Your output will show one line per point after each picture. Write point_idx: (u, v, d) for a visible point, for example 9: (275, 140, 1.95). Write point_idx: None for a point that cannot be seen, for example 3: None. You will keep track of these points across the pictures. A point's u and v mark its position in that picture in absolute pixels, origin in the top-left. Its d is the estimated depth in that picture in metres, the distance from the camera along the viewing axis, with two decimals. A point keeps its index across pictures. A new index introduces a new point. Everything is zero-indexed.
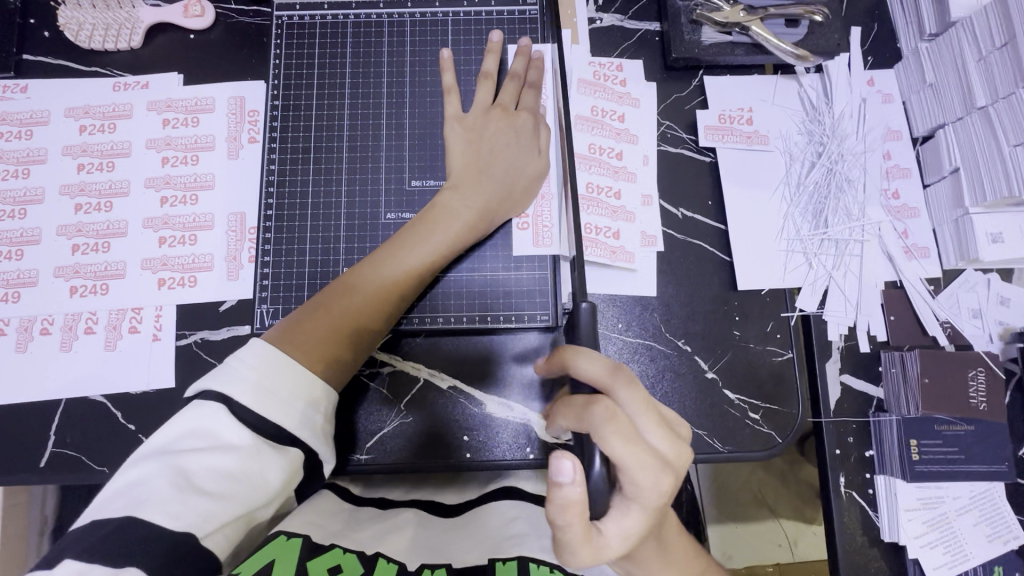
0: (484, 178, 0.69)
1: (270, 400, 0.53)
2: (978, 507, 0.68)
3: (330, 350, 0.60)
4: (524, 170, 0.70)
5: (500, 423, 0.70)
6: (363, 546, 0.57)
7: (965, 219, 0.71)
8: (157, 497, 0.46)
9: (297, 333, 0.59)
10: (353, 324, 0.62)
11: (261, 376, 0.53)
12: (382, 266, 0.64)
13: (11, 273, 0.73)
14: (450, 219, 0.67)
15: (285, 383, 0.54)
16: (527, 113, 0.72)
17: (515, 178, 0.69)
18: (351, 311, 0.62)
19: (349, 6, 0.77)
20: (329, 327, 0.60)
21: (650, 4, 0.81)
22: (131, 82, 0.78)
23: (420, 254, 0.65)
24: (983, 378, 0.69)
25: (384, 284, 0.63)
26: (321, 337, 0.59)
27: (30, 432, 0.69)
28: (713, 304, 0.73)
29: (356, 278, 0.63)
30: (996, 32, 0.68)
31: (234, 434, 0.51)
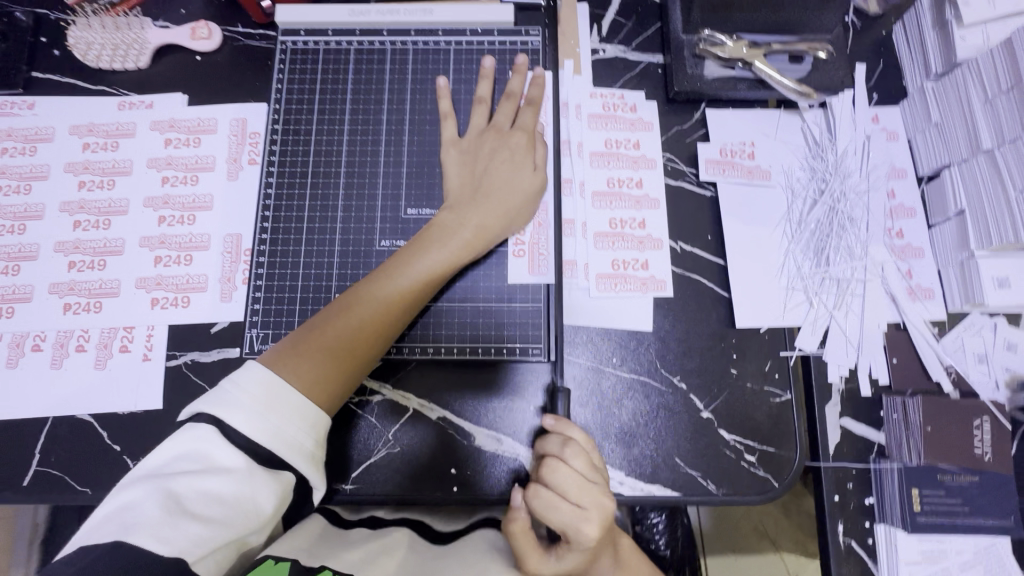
0: (482, 196, 0.68)
1: (261, 426, 0.51)
2: (983, 562, 0.65)
3: (331, 372, 0.59)
4: (520, 188, 0.69)
5: (489, 457, 0.69)
6: (350, 568, 0.55)
7: (970, 262, 0.69)
8: (147, 522, 0.44)
9: (298, 354, 0.58)
10: (349, 347, 0.61)
11: (253, 402, 0.52)
12: (386, 285, 0.63)
13: (6, 288, 0.73)
14: (449, 238, 0.66)
15: (281, 409, 0.53)
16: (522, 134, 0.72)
17: (509, 195, 0.69)
18: (352, 331, 0.61)
19: (353, 32, 0.77)
20: (331, 348, 0.60)
21: (653, 37, 0.81)
22: (137, 100, 0.79)
23: (414, 271, 0.64)
24: (988, 427, 0.66)
25: (387, 305, 0.63)
26: (321, 360, 0.59)
27: (17, 448, 0.69)
28: (711, 340, 0.72)
29: (359, 297, 0.63)
30: (1002, 73, 0.65)
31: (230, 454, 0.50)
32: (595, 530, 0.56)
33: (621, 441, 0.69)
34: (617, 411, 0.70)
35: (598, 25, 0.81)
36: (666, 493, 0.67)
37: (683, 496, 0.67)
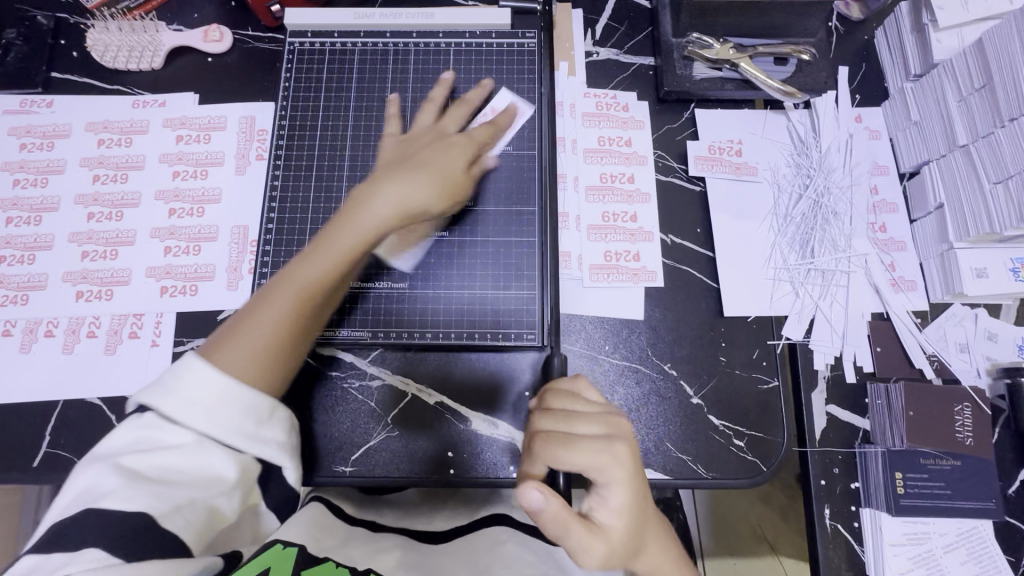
0: (416, 166, 0.64)
1: (190, 410, 0.51)
2: (966, 544, 0.67)
3: (267, 356, 0.57)
4: (457, 159, 0.67)
5: (485, 442, 0.71)
6: (354, 562, 0.57)
7: (950, 253, 0.72)
8: (111, 491, 0.47)
9: (230, 343, 0.56)
10: (283, 325, 0.58)
11: (199, 397, 0.52)
12: (314, 263, 0.60)
13: (22, 277, 0.76)
14: (376, 199, 0.62)
15: (208, 394, 0.52)
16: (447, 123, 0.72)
17: (444, 164, 0.65)
18: (283, 314, 0.58)
19: (358, 35, 0.81)
20: (264, 334, 0.57)
21: (644, 40, 0.85)
22: (150, 99, 0.82)
23: (342, 240, 0.60)
24: (969, 413, 0.68)
25: (318, 284, 0.60)
26: (253, 342, 0.56)
27: (28, 431, 0.71)
28: (700, 329, 0.74)
29: (287, 279, 0.59)
30: (975, 72, 0.69)
31: (183, 431, 0.51)
32: (619, 445, 0.52)
33: None
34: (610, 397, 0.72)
35: (592, 29, 0.85)
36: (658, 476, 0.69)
37: (674, 479, 0.69)
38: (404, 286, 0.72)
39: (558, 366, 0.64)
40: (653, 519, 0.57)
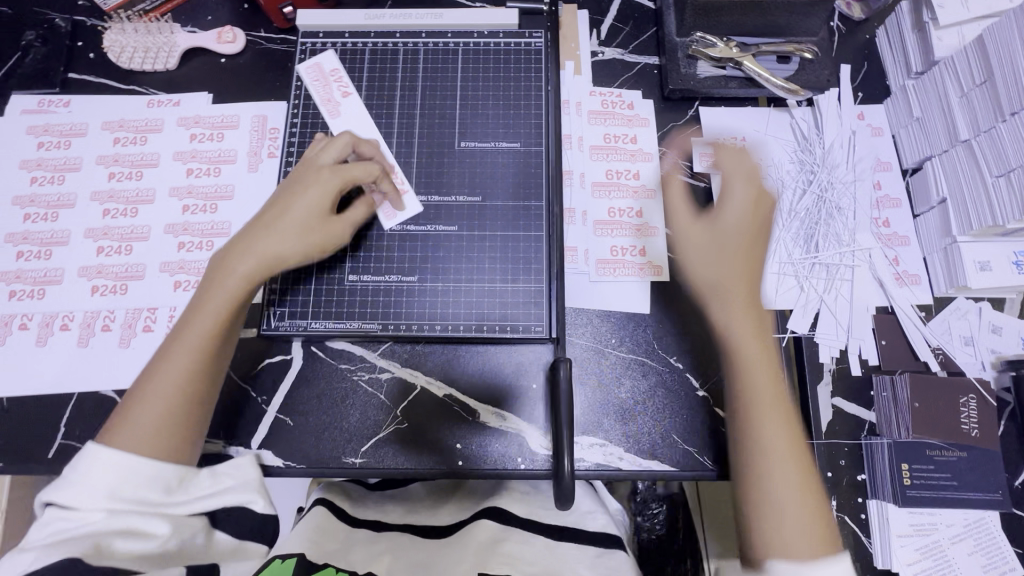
0: (281, 212, 0.67)
1: (91, 494, 0.55)
2: (973, 536, 0.67)
3: (170, 419, 0.60)
4: (316, 191, 0.67)
5: (494, 433, 0.71)
6: (355, 566, 0.59)
7: (953, 247, 0.72)
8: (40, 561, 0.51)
9: (128, 416, 0.59)
10: (175, 398, 0.61)
11: (108, 481, 0.56)
12: (194, 325, 0.63)
13: (38, 271, 0.77)
14: (232, 269, 0.65)
15: (108, 476, 0.56)
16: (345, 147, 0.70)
17: (306, 203, 0.67)
18: (175, 378, 0.61)
19: (368, 35, 0.82)
20: (160, 400, 0.60)
21: (649, 40, 0.86)
22: (165, 98, 0.84)
23: (213, 309, 0.64)
24: (975, 405, 0.69)
25: (198, 353, 0.62)
26: (147, 419, 0.59)
27: (44, 422, 0.72)
28: (706, 323, 0.75)
29: (172, 346, 0.63)
30: (975, 68, 0.70)
31: (89, 509, 0.54)
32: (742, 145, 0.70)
33: (621, 419, 0.71)
34: (617, 390, 0.73)
35: (598, 29, 0.87)
36: (664, 468, 0.70)
37: (680, 471, 0.70)
38: (414, 279, 0.73)
39: (563, 379, 0.65)
40: (782, 411, 0.61)
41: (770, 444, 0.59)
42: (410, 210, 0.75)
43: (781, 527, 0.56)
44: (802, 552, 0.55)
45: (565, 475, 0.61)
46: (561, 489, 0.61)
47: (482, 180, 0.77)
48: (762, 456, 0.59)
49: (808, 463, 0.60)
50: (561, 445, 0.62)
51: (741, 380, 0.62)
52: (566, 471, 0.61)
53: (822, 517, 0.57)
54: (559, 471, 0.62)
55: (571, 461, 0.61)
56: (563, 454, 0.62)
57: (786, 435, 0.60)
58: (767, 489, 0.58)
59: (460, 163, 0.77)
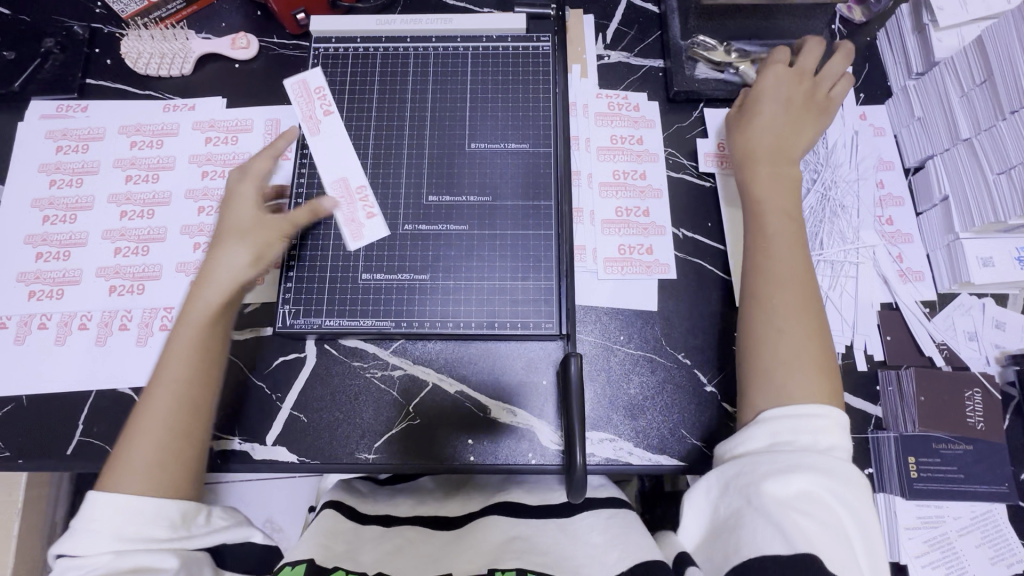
0: (218, 237, 0.69)
1: (96, 539, 0.55)
2: (980, 528, 0.68)
3: (166, 451, 0.60)
4: (245, 209, 0.71)
5: (505, 429, 0.72)
6: (364, 567, 0.60)
7: (956, 244, 0.74)
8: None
9: (122, 468, 0.58)
10: (169, 434, 0.61)
11: (113, 525, 0.55)
12: (164, 365, 0.64)
13: (57, 272, 0.79)
14: (198, 299, 0.66)
15: (110, 523, 0.55)
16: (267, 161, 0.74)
17: (234, 221, 0.70)
18: (156, 416, 0.61)
19: (379, 40, 0.84)
20: (151, 437, 0.60)
21: (654, 43, 0.88)
22: (181, 103, 0.86)
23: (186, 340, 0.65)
24: (979, 398, 0.70)
25: (179, 387, 0.63)
26: (149, 461, 0.59)
27: (63, 419, 0.74)
28: (713, 320, 0.76)
29: (148, 391, 0.63)
30: (976, 68, 0.71)
31: (96, 553, 0.54)
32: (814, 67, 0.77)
33: (629, 414, 0.72)
34: (625, 385, 0.74)
35: (603, 33, 0.89)
36: (673, 463, 0.71)
37: (689, 465, 0.71)
38: (426, 278, 0.75)
39: (573, 371, 0.65)
40: (805, 300, 0.63)
41: (775, 262, 0.65)
42: (371, 236, 0.75)
43: (779, 356, 0.60)
44: (806, 396, 0.57)
45: (578, 467, 0.62)
46: (574, 480, 0.62)
47: (492, 181, 0.78)
48: (769, 276, 0.65)
49: (825, 346, 0.61)
50: (573, 438, 0.63)
51: (768, 248, 0.66)
52: (579, 463, 0.62)
53: (828, 374, 0.59)
54: (572, 463, 0.62)
55: (583, 452, 0.62)
56: (576, 446, 0.63)
57: (799, 312, 0.62)
58: (776, 355, 0.60)
59: (470, 164, 0.79)
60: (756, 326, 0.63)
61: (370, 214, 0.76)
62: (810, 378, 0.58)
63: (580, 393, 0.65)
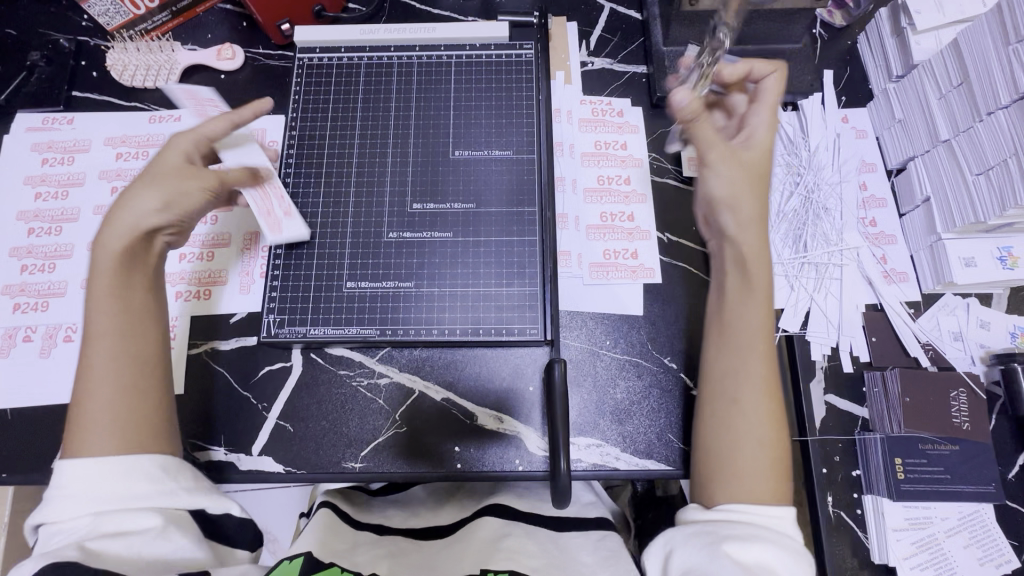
0: (138, 194, 0.64)
1: (75, 501, 0.54)
2: (968, 528, 0.68)
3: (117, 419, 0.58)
4: (174, 163, 0.66)
5: (493, 436, 0.72)
6: (359, 567, 0.59)
7: (939, 244, 0.74)
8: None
9: (83, 438, 0.56)
10: (128, 392, 0.59)
11: (92, 486, 0.54)
12: (100, 340, 0.61)
13: (42, 284, 0.79)
14: (123, 252, 0.63)
15: (90, 482, 0.54)
16: (222, 123, 0.69)
17: (162, 175, 0.65)
18: (98, 388, 0.59)
19: (364, 49, 0.85)
20: (104, 403, 0.58)
21: (637, 50, 0.89)
22: (173, 90, 0.86)
23: (110, 299, 0.62)
24: (965, 398, 0.70)
25: (118, 347, 0.60)
26: (117, 421, 0.57)
27: (47, 432, 0.73)
28: (698, 323, 0.76)
29: (85, 364, 0.60)
30: (952, 71, 0.72)
31: (76, 517, 0.53)
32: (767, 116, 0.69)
33: (616, 419, 0.72)
34: (612, 391, 0.74)
35: (587, 40, 0.89)
36: (661, 468, 0.71)
37: (677, 470, 0.70)
38: (411, 285, 0.75)
39: (557, 376, 0.66)
40: (772, 397, 0.62)
41: (742, 362, 0.63)
42: (288, 233, 0.73)
43: (744, 462, 0.59)
44: (761, 497, 0.58)
45: (560, 474, 0.62)
46: (556, 488, 0.62)
47: (476, 188, 0.78)
48: (733, 377, 0.63)
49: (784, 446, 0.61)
50: (556, 447, 0.63)
51: (742, 340, 0.64)
52: (562, 471, 0.62)
53: (783, 477, 0.60)
54: (556, 471, 0.62)
55: (566, 460, 0.62)
56: (559, 453, 0.63)
57: (769, 416, 0.61)
58: (738, 457, 0.60)
59: (454, 171, 0.79)
60: (721, 425, 0.62)
61: (287, 213, 0.74)
62: (772, 488, 0.58)
63: (564, 397, 0.66)
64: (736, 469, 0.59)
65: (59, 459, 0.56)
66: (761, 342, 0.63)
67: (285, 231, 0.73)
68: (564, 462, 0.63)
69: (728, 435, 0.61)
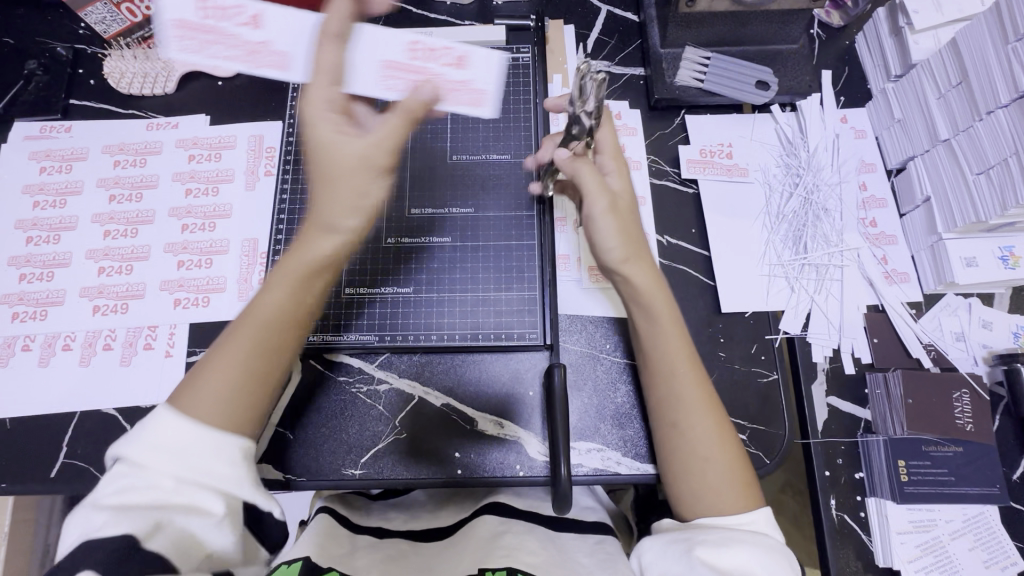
0: (332, 173, 0.52)
1: (158, 457, 0.49)
2: (973, 530, 0.67)
3: (245, 384, 0.54)
4: (354, 150, 0.52)
5: (493, 441, 0.72)
6: (357, 571, 0.59)
7: (939, 245, 0.73)
8: (95, 528, 0.46)
9: (196, 403, 0.52)
10: (267, 368, 0.55)
11: (176, 446, 0.50)
12: (263, 295, 0.55)
13: (41, 293, 0.79)
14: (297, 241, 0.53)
15: (179, 445, 0.50)
16: (330, 43, 0.53)
17: (348, 170, 0.52)
18: (238, 364, 0.54)
19: None
20: (221, 374, 0.53)
21: (635, 52, 0.89)
22: (228, 7, 0.61)
23: (289, 274, 0.56)
24: (968, 399, 0.69)
25: (277, 324, 0.56)
26: (238, 399, 0.53)
27: (46, 442, 0.73)
28: (699, 326, 0.75)
29: (245, 328, 0.55)
30: (951, 70, 0.71)
31: (157, 472, 0.49)
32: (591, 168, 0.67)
33: (617, 423, 0.72)
34: (612, 395, 0.73)
35: (584, 43, 0.89)
36: None
37: None
38: (410, 291, 0.75)
39: (557, 381, 0.67)
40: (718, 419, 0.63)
41: (677, 392, 0.63)
42: (482, 72, 0.62)
43: (707, 483, 0.60)
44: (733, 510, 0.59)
45: (560, 478, 0.61)
46: (559, 493, 0.61)
47: (475, 192, 0.78)
48: (679, 403, 0.63)
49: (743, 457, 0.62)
50: (557, 452, 0.63)
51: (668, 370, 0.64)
52: (562, 476, 0.61)
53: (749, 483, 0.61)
54: (558, 476, 0.62)
55: (566, 464, 0.62)
56: (560, 457, 0.62)
57: (719, 433, 0.62)
58: (701, 477, 0.61)
59: (451, 176, 0.79)
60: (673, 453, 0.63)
61: (458, 62, 0.62)
62: (735, 499, 0.59)
63: (564, 401, 0.66)
64: (697, 490, 0.61)
65: (165, 404, 0.52)
66: (685, 366, 0.64)
67: (483, 79, 0.62)
68: (564, 467, 0.62)
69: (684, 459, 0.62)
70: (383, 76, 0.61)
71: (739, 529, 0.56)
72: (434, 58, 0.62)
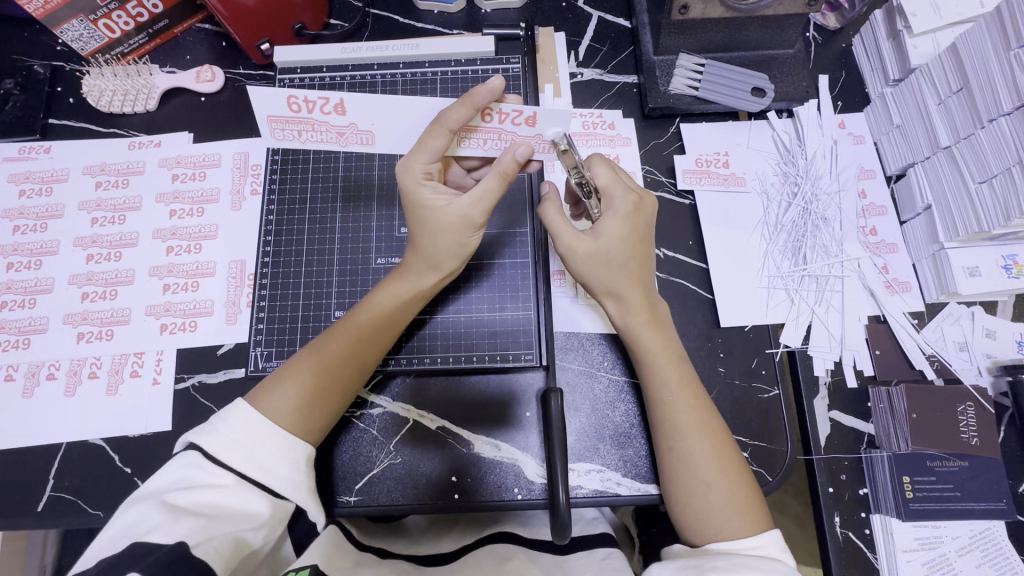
0: (432, 229, 0.60)
1: (233, 449, 0.53)
2: (979, 546, 0.66)
3: (329, 390, 0.60)
4: (455, 212, 0.59)
5: (489, 464, 0.70)
6: None
7: (941, 254, 0.72)
8: (153, 526, 0.47)
9: (276, 400, 0.57)
10: (346, 380, 0.62)
11: (245, 437, 0.54)
12: (364, 312, 0.63)
13: (23, 321, 0.77)
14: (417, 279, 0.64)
15: (259, 441, 0.54)
16: (439, 132, 0.55)
17: (449, 227, 0.59)
18: (331, 375, 0.61)
19: (346, 68, 0.82)
20: (309, 381, 0.59)
21: (627, 59, 0.87)
22: (313, 99, 0.55)
23: (392, 305, 0.64)
24: (973, 412, 0.68)
25: (373, 344, 0.64)
26: (319, 408, 0.60)
27: (32, 475, 0.71)
28: (698, 341, 0.74)
29: (346, 341, 0.62)
30: (951, 75, 0.70)
31: (224, 470, 0.52)
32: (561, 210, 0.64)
33: (616, 443, 0.71)
34: (611, 413, 0.72)
35: (575, 51, 0.87)
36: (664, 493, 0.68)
37: None
38: None
39: (552, 407, 0.65)
40: (718, 440, 0.62)
41: (673, 418, 0.62)
42: (554, 130, 0.58)
43: (709, 507, 0.59)
44: (742, 533, 0.57)
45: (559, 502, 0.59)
46: (557, 519, 0.59)
47: None
48: (674, 430, 0.62)
49: (748, 480, 0.61)
50: (555, 479, 0.60)
51: (662, 394, 0.63)
52: (560, 501, 0.59)
53: (756, 505, 0.59)
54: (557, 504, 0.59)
55: (563, 488, 0.59)
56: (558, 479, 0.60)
57: (720, 455, 0.61)
58: (707, 501, 0.59)
59: None
60: (674, 480, 0.62)
61: (530, 122, 0.57)
62: (742, 524, 0.58)
63: (561, 426, 0.64)
64: (703, 514, 0.59)
65: (245, 399, 0.57)
66: (682, 389, 0.63)
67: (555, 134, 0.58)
68: (563, 493, 0.59)
69: (684, 484, 0.61)
70: (475, 136, 0.60)
71: (749, 556, 0.54)
72: (506, 119, 0.57)
